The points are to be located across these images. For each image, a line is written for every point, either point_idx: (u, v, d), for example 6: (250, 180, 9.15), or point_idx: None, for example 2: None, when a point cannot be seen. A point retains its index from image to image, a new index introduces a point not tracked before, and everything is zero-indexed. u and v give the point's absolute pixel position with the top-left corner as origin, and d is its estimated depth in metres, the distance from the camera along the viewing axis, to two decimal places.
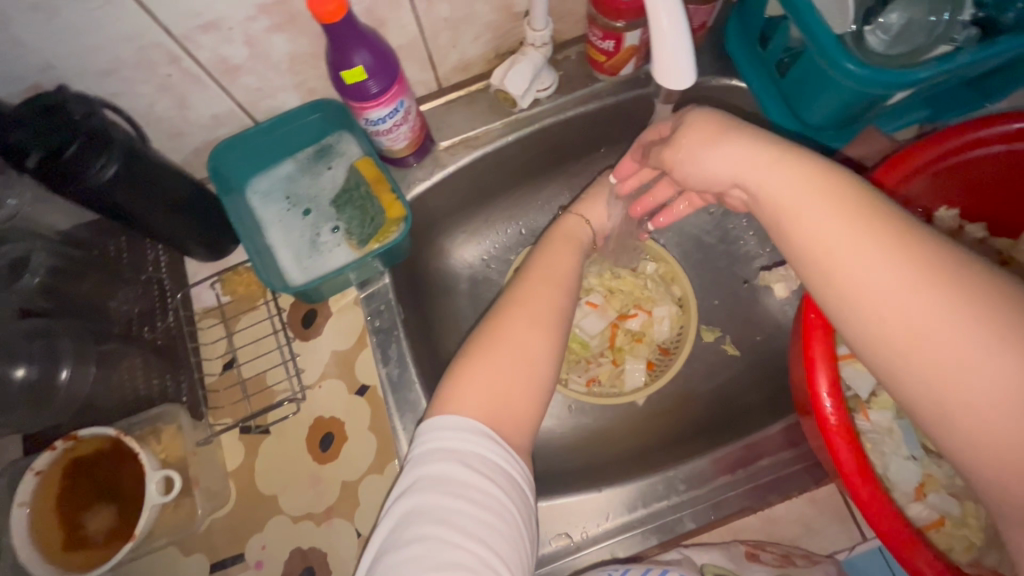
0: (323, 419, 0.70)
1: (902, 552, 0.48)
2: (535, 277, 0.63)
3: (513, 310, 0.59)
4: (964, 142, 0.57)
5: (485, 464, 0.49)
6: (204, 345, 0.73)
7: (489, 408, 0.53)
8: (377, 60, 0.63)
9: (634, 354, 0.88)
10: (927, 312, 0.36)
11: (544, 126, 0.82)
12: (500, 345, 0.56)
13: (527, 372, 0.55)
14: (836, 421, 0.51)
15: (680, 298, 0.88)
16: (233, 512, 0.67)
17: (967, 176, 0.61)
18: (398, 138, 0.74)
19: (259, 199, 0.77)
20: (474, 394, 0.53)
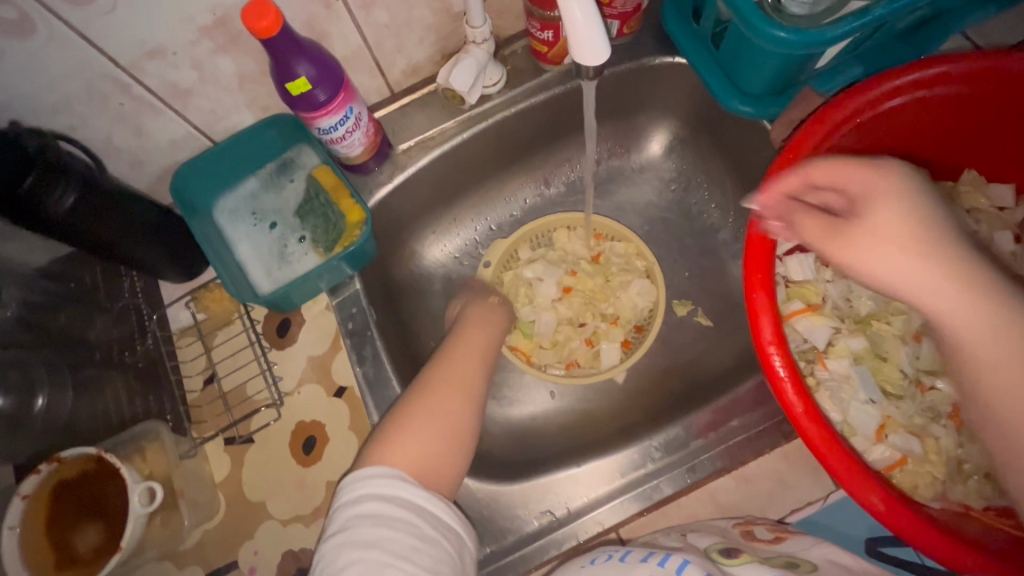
0: (305, 423, 0.72)
1: (853, 485, 0.51)
2: (452, 387, 0.66)
3: (436, 393, 0.64)
4: (886, 89, 0.58)
5: (404, 503, 0.54)
6: (183, 364, 0.75)
7: (416, 465, 0.59)
8: (320, 70, 0.65)
9: (610, 336, 0.89)
10: (991, 339, 0.43)
11: (497, 120, 0.85)
12: (422, 416, 0.62)
13: (443, 451, 0.61)
14: (783, 372, 0.53)
15: (647, 271, 0.91)
16: (223, 522, 0.69)
17: (899, 125, 0.62)
18: (354, 144, 0.76)
19: (226, 218, 0.79)
20: (400, 456, 0.58)
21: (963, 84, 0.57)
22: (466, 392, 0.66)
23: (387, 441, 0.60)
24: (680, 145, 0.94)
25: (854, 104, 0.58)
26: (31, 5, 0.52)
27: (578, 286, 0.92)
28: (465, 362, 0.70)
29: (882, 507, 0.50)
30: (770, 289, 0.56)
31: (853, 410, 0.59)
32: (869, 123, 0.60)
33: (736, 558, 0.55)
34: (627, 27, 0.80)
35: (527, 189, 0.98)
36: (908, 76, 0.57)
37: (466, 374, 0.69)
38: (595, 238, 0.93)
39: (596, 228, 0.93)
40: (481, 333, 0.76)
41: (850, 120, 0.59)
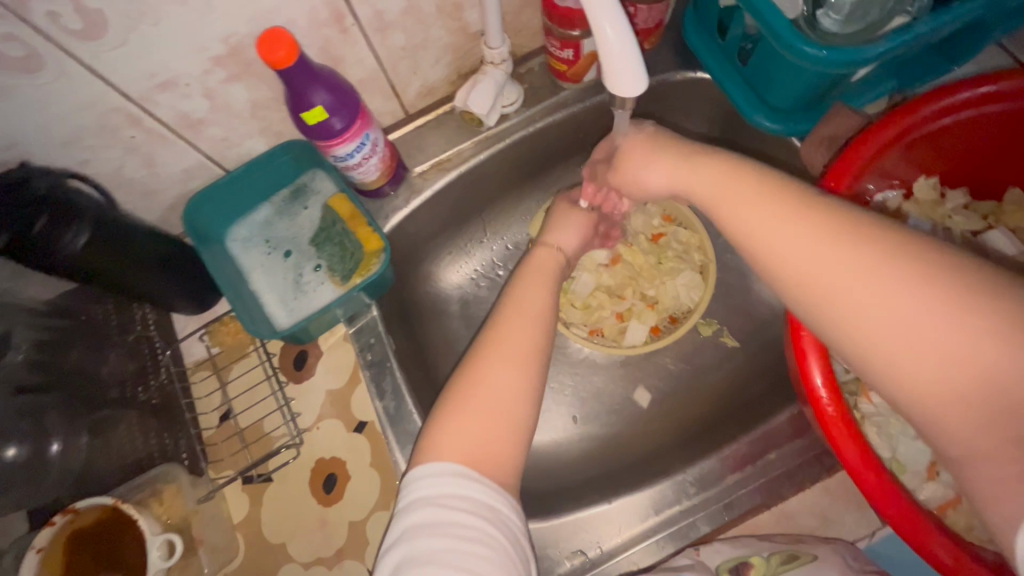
0: (325, 460, 0.70)
1: (914, 536, 0.47)
2: (508, 316, 0.60)
3: (493, 347, 0.57)
4: (934, 109, 0.55)
5: (470, 503, 0.49)
6: (198, 400, 0.74)
7: (474, 458, 0.51)
8: (337, 97, 0.63)
9: (642, 316, 0.87)
10: (871, 293, 0.39)
11: (514, 140, 0.82)
12: (472, 393, 0.54)
13: (502, 414, 0.53)
14: (831, 409, 0.50)
15: (701, 265, 0.87)
16: (243, 565, 0.67)
17: (941, 145, 0.60)
18: (369, 170, 0.74)
19: (240, 247, 0.77)
20: (464, 434, 0.52)
21: (1014, 101, 0.55)
22: (524, 364, 0.56)
23: (438, 426, 0.53)
24: None
25: (898, 124, 0.56)
26: (39, 42, 0.49)
27: (628, 257, 0.89)
28: (521, 323, 0.60)
29: (952, 562, 0.46)
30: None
31: (900, 445, 0.57)
32: (913, 143, 0.58)
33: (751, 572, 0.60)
34: (648, 42, 0.77)
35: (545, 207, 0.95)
36: (956, 94, 0.55)
37: (525, 339, 0.58)
38: (663, 220, 0.90)
39: (666, 208, 0.89)
40: (537, 287, 0.65)
41: (894, 141, 0.56)
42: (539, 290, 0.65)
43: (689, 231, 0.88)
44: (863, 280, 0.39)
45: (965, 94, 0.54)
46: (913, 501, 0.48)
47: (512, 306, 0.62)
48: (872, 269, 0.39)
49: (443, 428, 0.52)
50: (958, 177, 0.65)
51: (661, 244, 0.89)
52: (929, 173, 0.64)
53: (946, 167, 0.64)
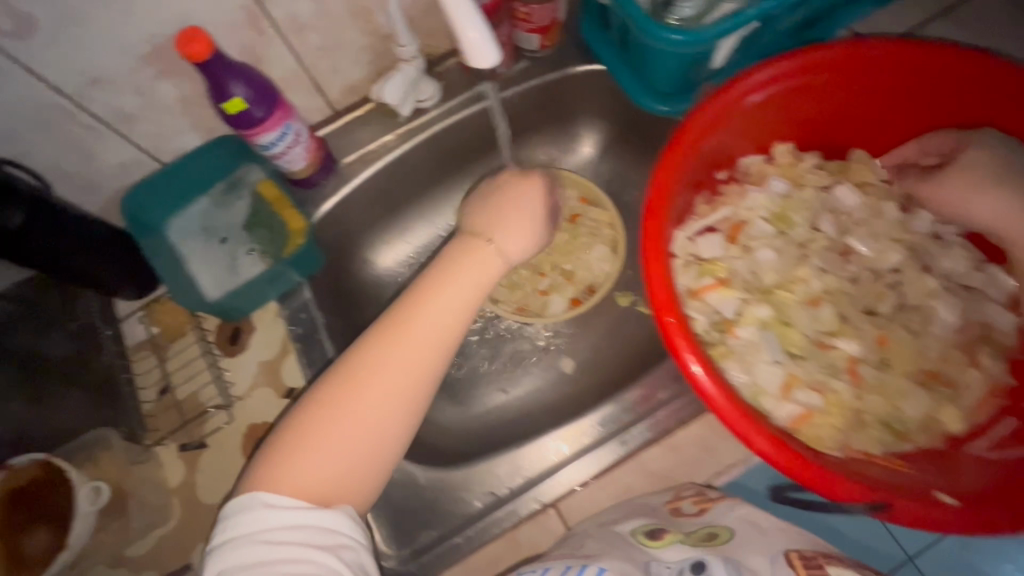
0: (256, 425, 0.75)
1: (740, 429, 0.53)
2: (406, 337, 0.59)
3: (369, 377, 0.57)
4: (767, 76, 0.62)
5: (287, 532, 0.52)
6: (138, 376, 0.78)
7: (336, 480, 0.55)
8: (255, 90, 0.70)
9: (560, 290, 0.95)
10: None
11: (434, 132, 0.90)
12: (332, 424, 0.56)
13: (368, 452, 0.57)
14: (673, 320, 0.56)
15: (613, 241, 0.95)
16: (177, 526, 0.71)
17: (786, 108, 0.66)
18: (295, 159, 0.81)
19: (177, 235, 0.82)
20: (312, 463, 0.55)
21: (831, 71, 0.62)
22: (404, 394, 0.58)
23: (295, 451, 0.55)
24: (610, 147, 1.00)
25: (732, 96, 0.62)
26: None
27: None
28: (415, 335, 0.59)
29: (770, 448, 0.52)
30: (663, 253, 0.58)
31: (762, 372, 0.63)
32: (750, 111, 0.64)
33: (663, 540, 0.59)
34: (547, 40, 0.86)
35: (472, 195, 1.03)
36: (782, 66, 0.61)
37: (412, 357, 0.59)
38: (580, 202, 0.97)
39: (581, 191, 0.96)
40: (440, 298, 0.62)
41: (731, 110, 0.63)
42: (460, 292, 0.62)
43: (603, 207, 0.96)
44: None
45: (792, 65, 0.60)
46: (736, 396, 0.54)
47: (414, 318, 0.60)
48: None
49: (303, 445, 0.55)
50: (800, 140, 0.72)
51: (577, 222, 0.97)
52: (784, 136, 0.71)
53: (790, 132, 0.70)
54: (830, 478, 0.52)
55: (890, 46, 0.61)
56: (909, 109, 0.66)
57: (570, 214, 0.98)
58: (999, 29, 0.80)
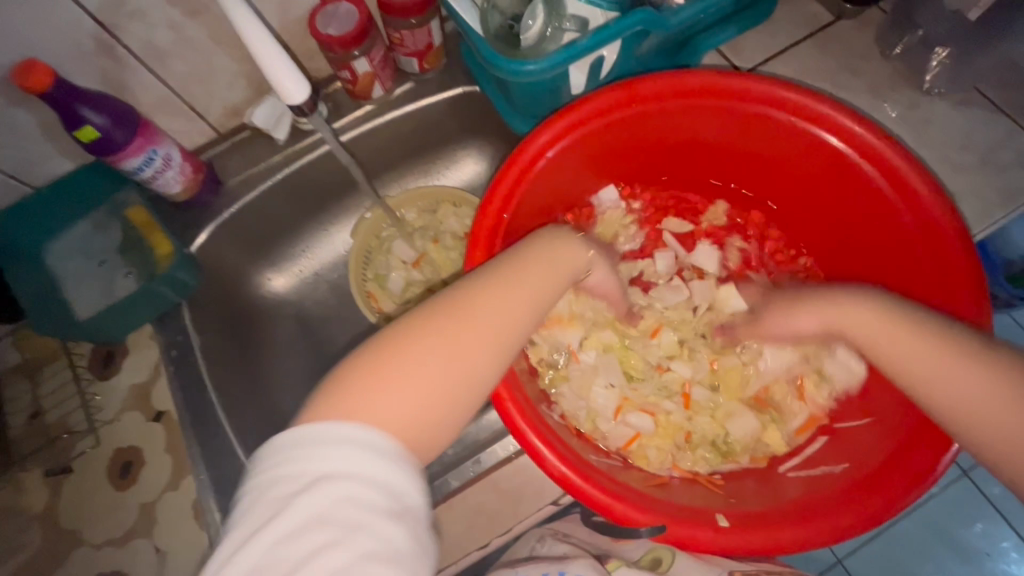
0: (122, 448, 0.75)
1: (539, 459, 0.59)
2: (473, 307, 0.54)
3: (409, 340, 0.51)
4: (592, 111, 0.68)
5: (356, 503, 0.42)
6: (7, 401, 0.78)
7: (407, 423, 0.47)
8: (110, 117, 0.72)
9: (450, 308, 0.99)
10: (954, 372, 0.53)
11: (322, 153, 0.91)
12: (446, 347, 0.51)
13: (393, 401, 0.48)
14: None
15: None
16: (38, 552, 0.71)
17: (620, 136, 0.73)
18: (170, 182, 0.81)
19: (53, 258, 0.83)
20: (386, 403, 0.47)
21: (651, 102, 0.68)
22: (452, 398, 0.50)
23: (339, 390, 0.48)
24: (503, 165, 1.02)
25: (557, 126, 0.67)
26: None
27: (434, 255, 1.01)
28: (486, 308, 0.55)
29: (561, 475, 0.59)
30: None
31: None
32: (581, 139, 0.70)
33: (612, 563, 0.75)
34: (427, 62, 0.87)
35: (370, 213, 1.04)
36: (606, 100, 0.67)
37: (498, 324, 0.55)
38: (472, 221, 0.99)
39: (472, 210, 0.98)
40: (507, 303, 0.56)
41: (560, 138, 0.68)
42: (510, 300, 0.57)
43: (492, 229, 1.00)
44: (942, 364, 0.53)
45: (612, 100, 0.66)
46: (536, 421, 0.60)
47: (491, 296, 0.56)
48: (944, 347, 0.54)
49: (375, 386, 0.48)
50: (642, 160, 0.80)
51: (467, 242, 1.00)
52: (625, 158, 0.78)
53: (630, 153, 0.78)
54: (609, 502, 0.58)
55: (700, 77, 0.67)
56: (728, 134, 0.73)
57: (462, 232, 1.01)
58: (856, 54, 0.83)
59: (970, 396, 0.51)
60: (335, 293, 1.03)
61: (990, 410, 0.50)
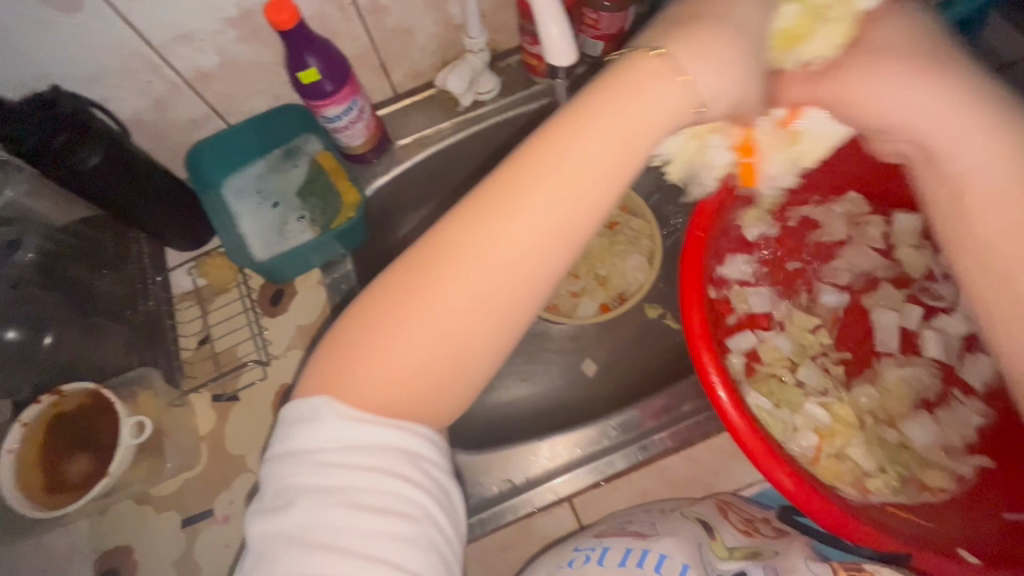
0: (288, 385, 0.77)
1: (765, 463, 0.56)
2: (530, 192, 0.40)
3: (422, 271, 0.41)
4: None
5: (353, 461, 0.40)
6: (181, 324, 0.81)
7: (405, 370, 0.42)
8: (329, 65, 0.73)
9: (593, 294, 0.97)
10: None
11: (490, 124, 0.92)
12: (479, 258, 0.40)
13: (444, 365, 0.42)
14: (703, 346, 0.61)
15: (649, 251, 0.96)
16: (202, 473, 0.73)
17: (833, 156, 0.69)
18: (355, 135, 0.83)
19: (233, 196, 0.86)
20: (401, 358, 0.41)
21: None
22: (449, 333, 0.41)
23: (351, 357, 0.42)
24: None
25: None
26: None
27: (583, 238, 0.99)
28: (889, 108, 0.45)
29: (790, 484, 0.56)
30: (700, 285, 0.63)
31: (804, 412, 0.67)
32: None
33: (716, 543, 0.58)
34: (611, 47, 0.88)
35: None
36: None
37: (452, 296, 0.41)
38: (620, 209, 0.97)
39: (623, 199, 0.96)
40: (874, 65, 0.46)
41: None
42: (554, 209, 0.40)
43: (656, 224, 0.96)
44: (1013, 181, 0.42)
45: None
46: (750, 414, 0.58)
47: (466, 221, 0.41)
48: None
49: (355, 357, 0.42)
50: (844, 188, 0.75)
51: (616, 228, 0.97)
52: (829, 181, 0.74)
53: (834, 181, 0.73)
54: (838, 515, 0.55)
55: None
56: None
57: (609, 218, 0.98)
58: None
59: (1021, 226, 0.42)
60: None
61: None
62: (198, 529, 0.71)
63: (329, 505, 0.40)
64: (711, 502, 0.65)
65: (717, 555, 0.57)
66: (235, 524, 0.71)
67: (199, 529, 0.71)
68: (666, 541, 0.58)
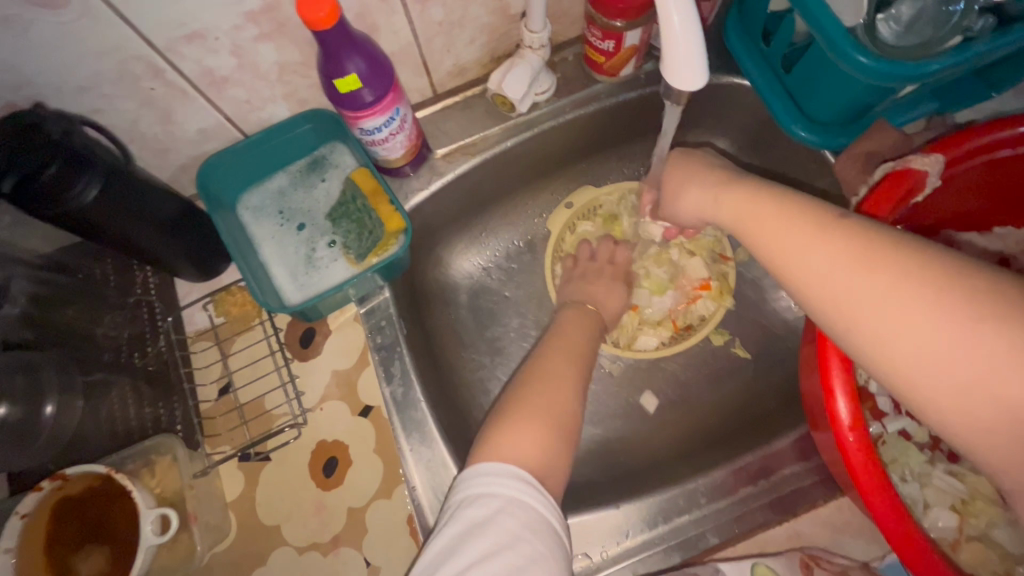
0: (327, 443, 0.67)
1: None
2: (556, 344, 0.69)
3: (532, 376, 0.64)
4: (968, 150, 0.53)
5: (521, 505, 0.50)
6: (197, 370, 0.70)
7: (538, 452, 0.55)
8: (372, 68, 0.60)
9: (657, 324, 0.86)
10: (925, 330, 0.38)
11: (544, 130, 0.80)
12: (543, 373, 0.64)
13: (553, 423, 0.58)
14: (852, 436, 0.48)
15: (720, 275, 0.86)
16: (233, 546, 0.64)
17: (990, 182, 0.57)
18: (395, 147, 0.71)
19: (251, 216, 0.73)
20: (520, 437, 0.55)
21: None
22: (553, 416, 0.59)
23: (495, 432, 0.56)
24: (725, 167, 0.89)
25: (941, 161, 0.52)
26: None
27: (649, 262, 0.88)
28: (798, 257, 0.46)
29: None
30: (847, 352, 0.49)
31: (934, 482, 0.57)
32: (950, 182, 0.55)
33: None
34: None
35: (561, 198, 0.93)
36: (994, 135, 0.53)
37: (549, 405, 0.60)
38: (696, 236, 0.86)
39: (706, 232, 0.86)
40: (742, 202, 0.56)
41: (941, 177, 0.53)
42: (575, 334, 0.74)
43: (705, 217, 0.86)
44: (854, 278, 0.42)
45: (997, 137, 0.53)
46: (915, 522, 0.46)
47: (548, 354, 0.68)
48: (900, 294, 0.39)
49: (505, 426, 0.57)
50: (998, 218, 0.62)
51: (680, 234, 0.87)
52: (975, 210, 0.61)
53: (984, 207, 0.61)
54: None
55: None
56: None
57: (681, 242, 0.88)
58: None
59: (889, 330, 0.39)
60: (515, 284, 0.92)
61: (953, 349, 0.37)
62: None
63: (489, 547, 0.47)
64: (796, 555, 0.61)
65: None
66: None
67: None
68: None
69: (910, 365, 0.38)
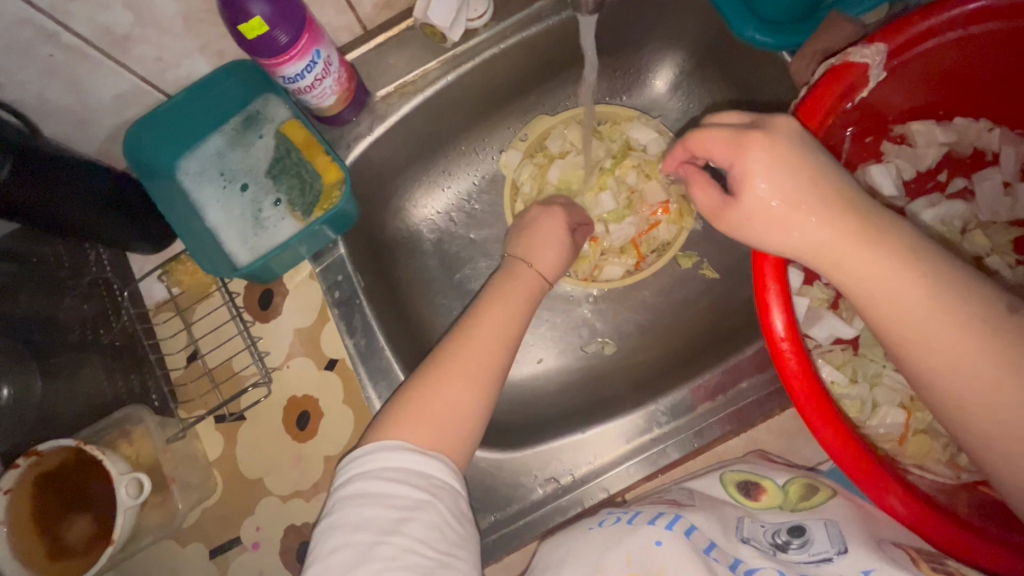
0: (295, 399, 0.70)
1: (870, 488, 0.47)
2: (479, 326, 0.63)
3: (442, 373, 0.58)
4: (913, 36, 0.50)
5: (395, 475, 0.52)
6: (163, 341, 0.71)
7: (432, 443, 0.55)
8: (278, 8, 0.57)
9: (621, 253, 0.84)
10: (926, 309, 0.43)
11: (484, 59, 0.75)
12: (447, 364, 0.59)
13: (440, 433, 0.56)
14: (789, 348, 0.48)
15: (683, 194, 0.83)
16: (220, 500, 0.68)
17: (942, 69, 0.54)
18: (325, 94, 0.67)
19: (192, 180, 0.70)
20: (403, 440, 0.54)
21: (1002, 18, 0.49)
22: (443, 429, 0.56)
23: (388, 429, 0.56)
24: (686, 81, 0.84)
25: (883, 52, 0.50)
26: None
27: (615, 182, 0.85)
28: (808, 234, 0.46)
29: (903, 510, 0.46)
30: (783, 269, 0.49)
31: (885, 382, 0.58)
32: (896, 73, 0.53)
33: (763, 499, 0.58)
34: None
35: (517, 131, 0.89)
36: (938, 16, 0.50)
37: (472, 360, 0.60)
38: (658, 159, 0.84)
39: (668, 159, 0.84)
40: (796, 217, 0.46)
41: (885, 67, 0.51)
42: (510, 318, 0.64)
43: (657, 135, 0.83)
44: (880, 267, 0.44)
45: (942, 16, 0.50)
46: (853, 429, 0.47)
47: (463, 340, 0.61)
48: (935, 289, 0.43)
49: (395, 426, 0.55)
50: (950, 108, 0.59)
51: (631, 155, 0.85)
52: (934, 100, 0.58)
53: (945, 97, 0.57)
54: (957, 536, 0.46)
55: None
56: None
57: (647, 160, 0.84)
58: None
59: (941, 347, 0.42)
60: (480, 226, 0.90)
61: (944, 332, 0.42)
62: (227, 560, 0.66)
63: (358, 515, 0.50)
64: (752, 456, 0.65)
65: (763, 508, 0.57)
66: (266, 551, 0.66)
67: (228, 559, 0.66)
68: (698, 514, 0.55)
69: (903, 329, 0.44)
